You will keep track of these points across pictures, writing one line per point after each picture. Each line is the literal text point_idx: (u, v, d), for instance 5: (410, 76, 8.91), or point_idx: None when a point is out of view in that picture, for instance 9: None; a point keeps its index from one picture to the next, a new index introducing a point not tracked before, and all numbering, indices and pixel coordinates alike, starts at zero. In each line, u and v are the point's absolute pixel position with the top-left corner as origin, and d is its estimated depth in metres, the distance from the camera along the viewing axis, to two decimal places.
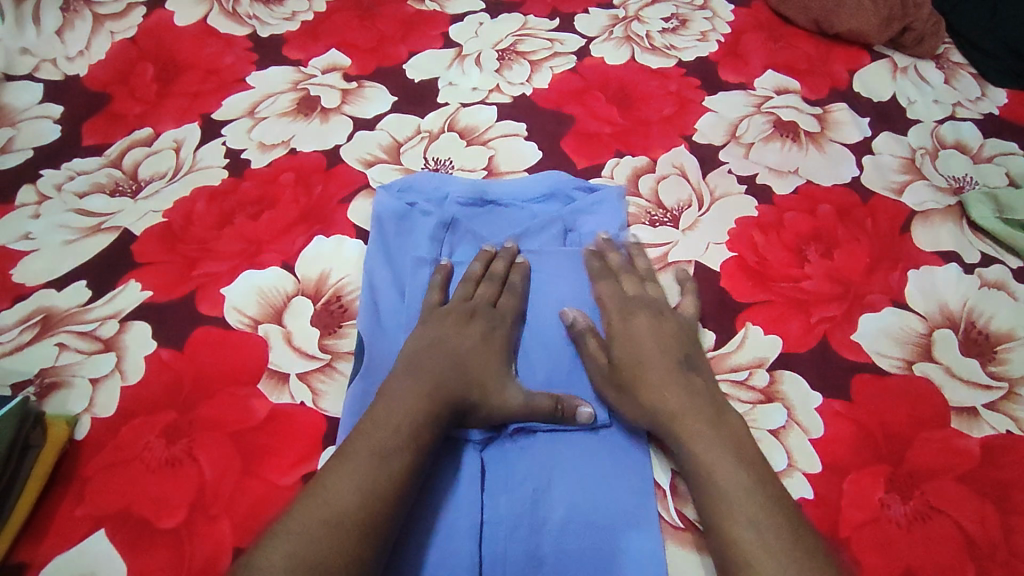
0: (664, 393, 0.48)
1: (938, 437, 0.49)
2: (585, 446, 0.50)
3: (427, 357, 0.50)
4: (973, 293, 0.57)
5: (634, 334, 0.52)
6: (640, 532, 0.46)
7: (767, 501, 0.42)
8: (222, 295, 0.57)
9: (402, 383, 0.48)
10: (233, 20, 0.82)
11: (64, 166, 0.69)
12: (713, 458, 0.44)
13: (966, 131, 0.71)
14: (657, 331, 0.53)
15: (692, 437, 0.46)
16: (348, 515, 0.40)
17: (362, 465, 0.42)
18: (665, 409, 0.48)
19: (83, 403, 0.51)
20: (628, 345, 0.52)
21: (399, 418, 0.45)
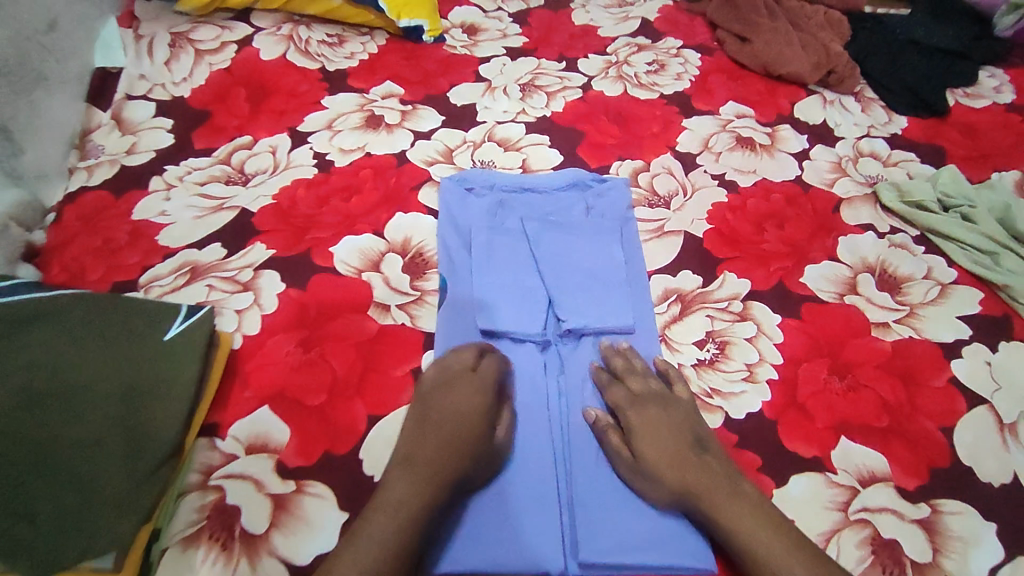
0: (679, 466, 0.58)
1: (862, 341, 0.69)
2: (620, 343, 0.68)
3: (427, 443, 0.58)
4: (885, 250, 0.79)
5: (651, 446, 0.59)
6: None
7: (793, 545, 0.52)
8: (331, 252, 0.74)
9: (410, 456, 0.57)
10: (307, 57, 1.02)
11: (182, 163, 0.86)
12: (739, 516, 0.54)
13: (878, 145, 0.94)
14: (653, 405, 0.62)
15: (729, 503, 0.55)
16: (390, 542, 0.51)
17: (378, 521, 0.52)
18: (696, 492, 0.56)
19: (234, 324, 0.68)
20: (649, 448, 0.59)
21: (421, 481, 0.55)
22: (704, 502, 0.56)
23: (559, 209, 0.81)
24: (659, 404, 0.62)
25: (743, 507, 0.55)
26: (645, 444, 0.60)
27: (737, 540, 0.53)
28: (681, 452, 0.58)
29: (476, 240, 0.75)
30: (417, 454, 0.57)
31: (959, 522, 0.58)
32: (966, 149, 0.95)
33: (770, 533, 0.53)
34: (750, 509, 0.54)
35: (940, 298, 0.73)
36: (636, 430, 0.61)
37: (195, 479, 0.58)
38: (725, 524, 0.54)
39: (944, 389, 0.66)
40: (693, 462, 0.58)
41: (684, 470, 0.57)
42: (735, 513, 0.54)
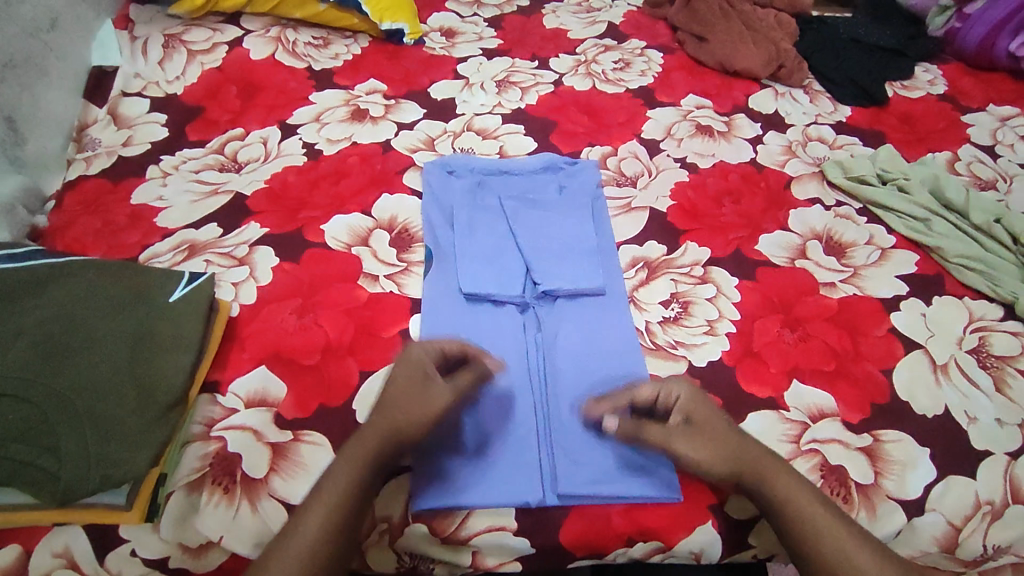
0: (731, 457, 0.60)
1: (812, 298, 0.76)
2: (592, 302, 0.74)
3: (370, 435, 0.58)
4: (832, 220, 0.86)
5: (703, 440, 0.60)
6: (634, 357, 0.70)
7: (840, 526, 0.56)
8: (322, 229, 0.79)
9: (344, 449, 0.58)
10: (294, 57, 1.07)
11: (177, 154, 0.91)
12: (800, 501, 0.57)
13: (825, 131, 1.03)
14: (702, 405, 0.62)
15: (778, 484, 0.58)
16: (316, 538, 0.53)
17: (305, 520, 0.54)
18: (753, 481, 0.59)
19: (231, 294, 0.72)
20: (700, 439, 0.60)
21: (344, 476, 0.56)
22: (775, 493, 0.58)
23: (535, 189, 0.88)
24: (706, 404, 0.62)
25: (798, 493, 0.58)
26: (699, 439, 0.60)
27: (795, 525, 0.57)
28: (732, 444, 0.60)
29: (456, 217, 0.81)
30: (385, 418, 0.59)
31: (898, 449, 0.64)
32: (903, 134, 1.04)
33: (820, 510, 0.57)
34: (808, 498, 0.58)
35: (881, 261, 0.81)
36: (693, 418, 0.62)
37: (197, 429, 0.62)
38: (785, 507, 0.58)
39: (883, 337, 0.72)
40: (748, 457, 0.60)
41: (736, 460, 0.60)
42: (795, 493, 0.58)
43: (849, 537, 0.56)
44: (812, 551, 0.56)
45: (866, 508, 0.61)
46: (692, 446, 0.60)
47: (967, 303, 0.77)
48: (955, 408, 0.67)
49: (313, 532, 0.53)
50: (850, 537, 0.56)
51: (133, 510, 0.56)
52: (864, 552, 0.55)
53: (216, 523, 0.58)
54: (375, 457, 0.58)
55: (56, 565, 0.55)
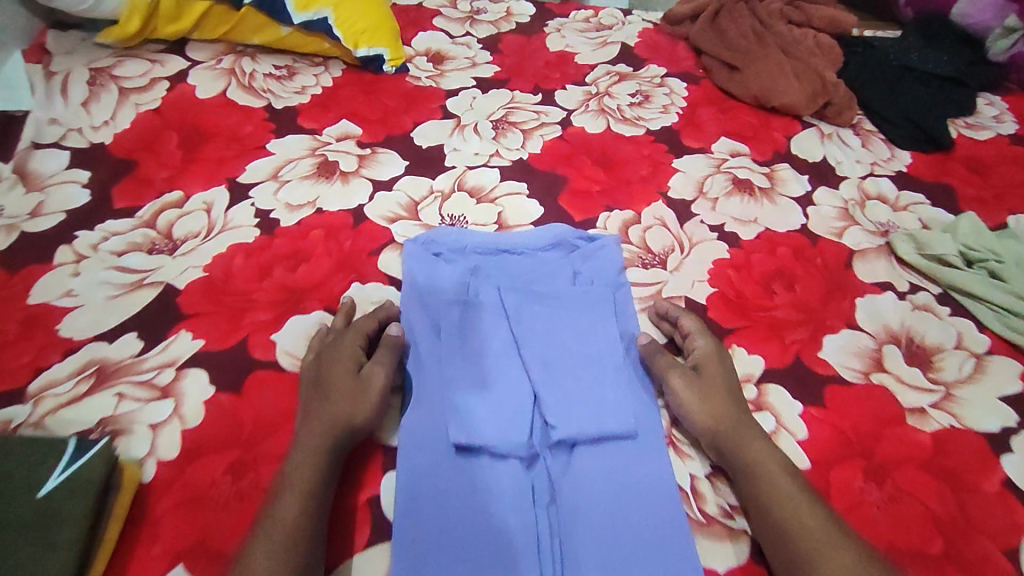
0: (717, 412, 0.58)
1: (897, 433, 0.60)
2: (621, 451, 0.58)
3: (327, 396, 0.57)
4: (908, 316, 0.70)
5: (704, 390, 0.60)
6: (682, 537, 0.54)
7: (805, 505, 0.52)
8: (273, 340, 0.63)
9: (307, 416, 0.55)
10: (251, 93, 0.89)
11: (98, 227, 0.73)
12: (769, 466, 0.55)
13: (885, 186, 0.87)
14: (712, 358, 0.62)
15: (750, 449, 0.56)
16: (293, 519, 0.49)
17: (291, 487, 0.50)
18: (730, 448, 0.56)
19: (145, 447, 0.55)
20: (693, 390, 0.60)
21: (315, 437, 0.54)
22: (746, 453, 0.56)
23: (546, 271, 0.70)
24: (716, 360, 0.62)
25: (774, 470, 0.54)
26: (692, 391, 0.60)
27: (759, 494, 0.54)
28: (723, 409, 0.58)
29: (446, 323, 0.64)
30: (366, 378, 0.58)
31: None
32: (976, 188, 0.88)
33: (786, 480, 0.54)
34: (776, 481, 0.54)
35: (976, 374, 0.65)
36: (702, 367, 0.62)
37: None
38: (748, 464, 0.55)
39: (996, 493, 0.56)
40: (729, 419, 0.58)
41: (722, 420, 0.58)
42: (763, 464, 0.55)
43: (814, 515, 0.51)
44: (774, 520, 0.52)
45: None
46: (690, 393, 0.60)
47: None
48: None
49: (286, 503, 0.50)
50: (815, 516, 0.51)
51: None
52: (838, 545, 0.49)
53: None
54: (356, 414, 0.56)
55: None
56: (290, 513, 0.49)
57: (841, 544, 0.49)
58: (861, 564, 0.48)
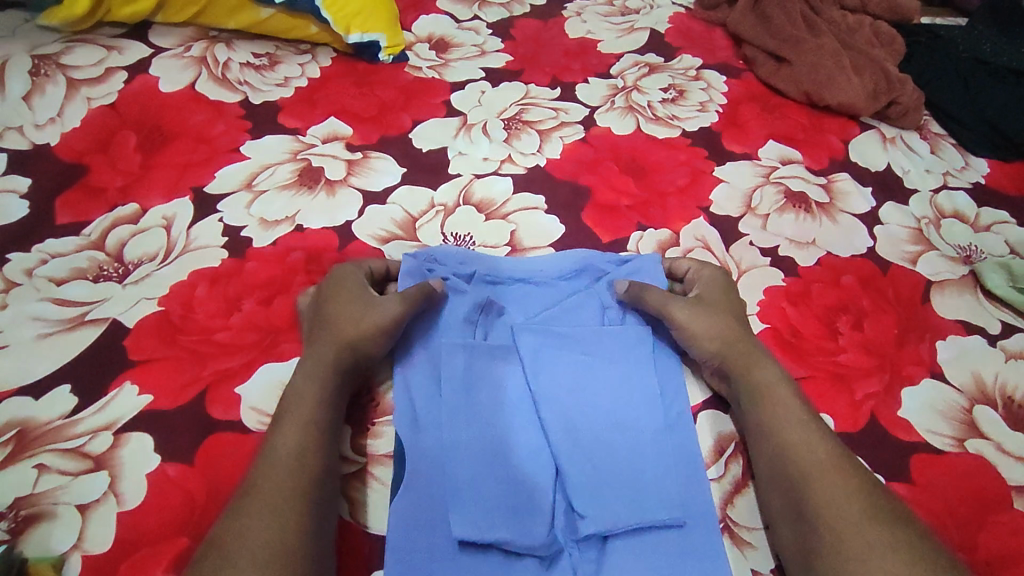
0: (730, 336, 0.53)
1: (1005, 519, 0.49)
2: (666, 546, 0.46)
3: (332, 332, 0.51)
4: (1002, 366, 0.58)
5: (709, 312, 0.55)
6: None
7: (805, 424, 0.48)
8: (238, 394, 0.51)
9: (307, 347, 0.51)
10: (223, 86, 0.77)
11: (35, 247, 0.61)
12: (781, 396, 0.50)
13: (960, 201, 0.74)
14: (716, 287, 0.58)
15: (760, 374, 0.51)
16: (301, 455, 0.44)
17: (282, 433, 0.45)
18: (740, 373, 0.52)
19: (71, 538, 0.43)
20: (705, 312, 0.55)
21: (314, 366, 0.49)
22: (756, 380, 0.51)
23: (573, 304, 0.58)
24: (723, 290, 0.58)
25: (788, 400, 0.49)
26: (702, 321, 0.54)
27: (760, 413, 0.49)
28: (735, 333, 0.53)
29: (449, 372, 0.52)
30: (377, 301, 0.53)
31: None
32: None
33: (798, 407, 0.49)
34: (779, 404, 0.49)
35: None
36: (704, 295, 0.57)
37: None
38: (759, 394, 0.50)
39: None
40: (742, 342, 0.53)
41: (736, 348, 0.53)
42: (766, 383, 0.51)
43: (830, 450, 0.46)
44: (774, 440, 0.48)
45: None
46: (699, 320, 0.54)
47: None
48: None
49: (289, 427, 0.46)
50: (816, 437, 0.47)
51: None
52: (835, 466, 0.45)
53: None
54: (362, 336, 0.51)
55: None
56: (294, 451, 0.44)
57: (840, 466, 0.45)
58: (862, 486, 0.44)
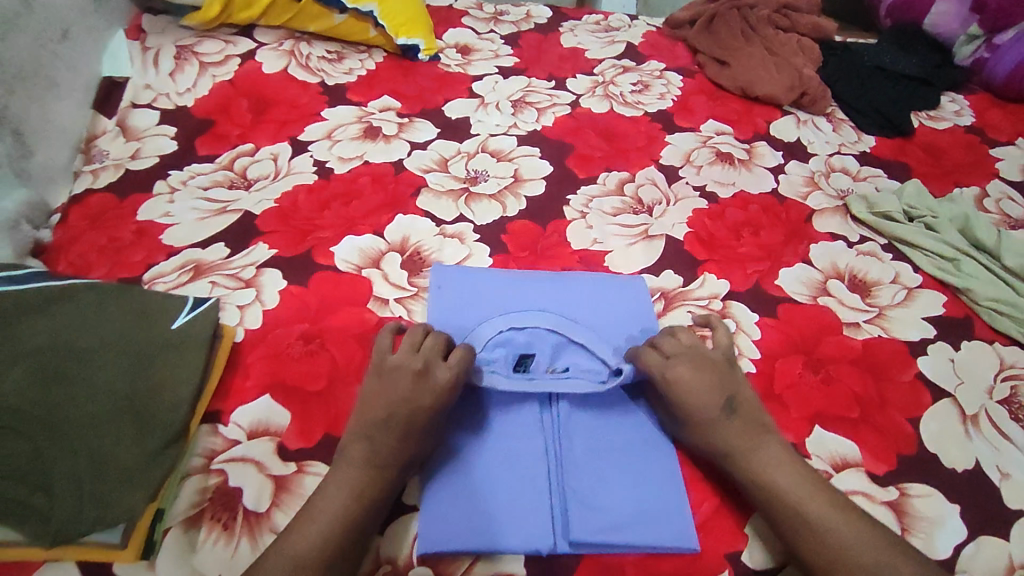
0: (748, 449, 0.59)
1: (836, 339, 0.74)
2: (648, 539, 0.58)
3: (371, 427, 0.58)
4: (853, 259, 0.83)
5: (693, 388, 0.61)
6: None
7: (761, 444, 0.59)
8: (332, 251, 0.77)
9: (353, 437, 0.58)
10: (308, 71, 1.06)
11: (186, 169, 0.89)
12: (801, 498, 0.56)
13: (849, 162, 1.01)
14: (704, 371, 0.62)
15: (731, 440, 0.60)
16: (330, 528, 0.52)
17: (319, 505, 0.53)
18: (715, 446, 0.60)
19: (236, 319, 0.70)
20: (706, 403, 0.61)
21: (367, 453, 0.56)
22: (777, 484, 0.57)
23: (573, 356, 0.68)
24: (693, 360, 0.63)
25: (814, 506, 0.56)
26: (693, 401, 0.61)
27: (725, 454, 0.60)
28: (712, 415, 0.60)
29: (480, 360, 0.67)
30: (417, 394, 0.59)
31: (925, 504, 0.61)
32: (929, 166, 1.02)
33: (818, 510, 0.55)
34: (744, 441, 0.59)
35: (906, 301, 0.79)
36: (678, 375, 0.62)
37: (198, 462, 0.59)
38: (777, 498, 0.57)
39: (911, 383, 0.70)
40: (714, 415, 0.60)
41: (709, 431, 0.60)
42: (728, 439, 0.60)
43: (855, 545, 0.53)
44: (804, 519, 0.55)
45: None
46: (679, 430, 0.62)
47: (997, 350, 0.74)
48: (986, 462, 0.64)
49: (323, 505, 0.53)
50: (778, 450, 0.59)
51: (127, 548, 0.52)
52: (790, 472, 0.58)
53: (214, 561, 0.53)
54: (399, 437, 0.57)
55: None
56: (327, 522, 0.53)
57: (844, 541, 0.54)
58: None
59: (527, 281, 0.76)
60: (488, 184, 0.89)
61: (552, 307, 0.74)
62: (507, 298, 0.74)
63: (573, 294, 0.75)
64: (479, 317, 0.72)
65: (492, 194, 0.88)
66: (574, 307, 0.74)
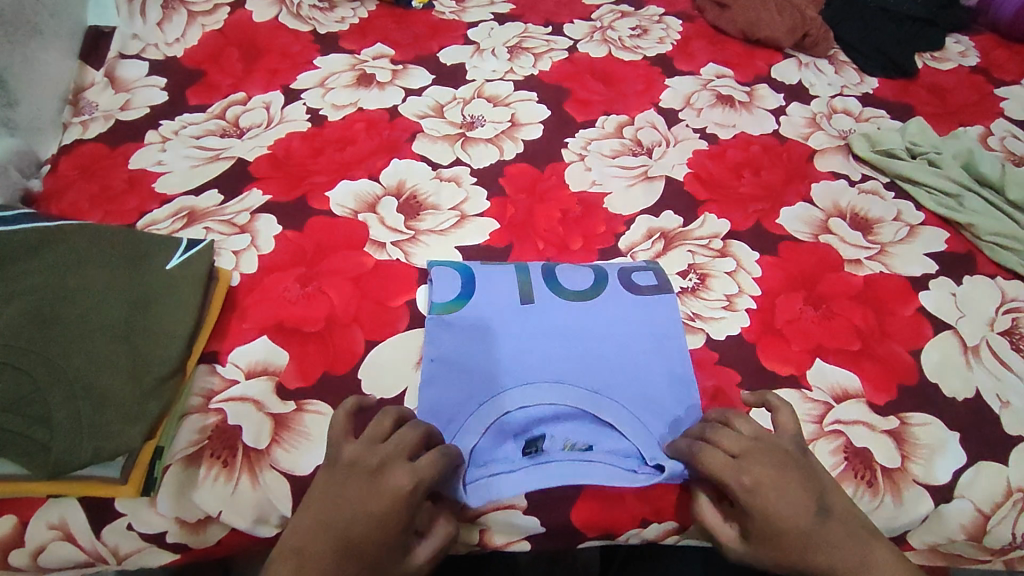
0: (802, 544, 0.50)
1: (837, 275, 0.73)
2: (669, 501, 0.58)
3: (329, 531, 0.49)
4: (855, 197, 0.82)
5: (772, 491, 0.52)
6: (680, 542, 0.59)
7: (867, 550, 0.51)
8: (328, 196, 0.76)
9: (308, 538, 0.49)
10: (298, 19, 1.03)
11: (177, 119, 0.87)
12: None
13: (851, 103, 0.99)
14: (777, 468, 0.53)
15: (838, 557, 0.50)
16: None
17: None
18: (805, 560, 0.50)
19: (231, 263, 0.69)
20: (772, 509, 0.51)
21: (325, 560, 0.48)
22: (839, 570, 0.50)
23: (600, 436, 0.60)
24: (769, 458, 0.53)
25: None
26: (767, 501, 0.51)
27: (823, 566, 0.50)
28: (807, 524, 0.51)
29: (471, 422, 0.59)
30: (390, 489, 0.50)
31: (925, 432, 0.61)
32: (933, 106, 1.00)
33: None
34: (850, 550, 0.50)
35: (909, 238, 0.78)
36: (748, 479, 0.52)
37: (196, 402, 0.58)
38: None
39: (913, 317, 0.70)
40: (808, 522, 0.51)
41: (812, 545, 0.50)
42: (836, 555, 0.50)
43: None
44: None
45: (892, 492, 0.58)
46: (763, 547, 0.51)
47: (999, 283, 0.74)
48: (987, 391, 0.64)
49: None
50: (889, 556, 0.51)
51: (128, 484, 0.52)
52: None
53: (215, 497, 0.54)
54: (366, 540, 0.48)
55: (51, 537, 0.52)
56: None
57: None
58: None
59: (531, 324, 0.65)
60: (485, 129, 0.88)
61: (569, 364, 0.62)
62: (512, 356, 0.62)
63: (588, 337, 0.64)
64: (489, 364, 0.62)
65: (489, 139, 0.86)
66: (594, 355, 0.63)
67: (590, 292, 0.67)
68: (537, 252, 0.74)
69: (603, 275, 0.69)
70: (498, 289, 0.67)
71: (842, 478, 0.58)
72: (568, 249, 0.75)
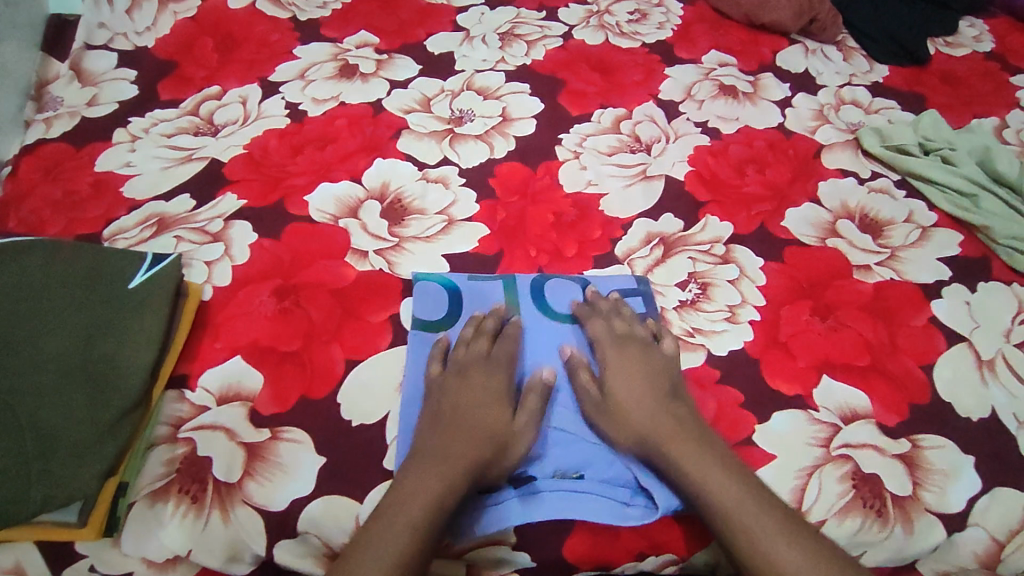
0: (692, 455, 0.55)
1: (846, 283, 0.69)
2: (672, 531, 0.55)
3: (445, 445, 0.55)
4: (865, 197, 0.78)
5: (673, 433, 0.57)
6: None
7: (767, 506, 0.52)
8: (306, 201, 0.72)
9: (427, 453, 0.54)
10: (277, 5, 0.97)
11: (148, 115, 0.82)
12: (733, 503, 0.52)
13: (860, 94, 0.94)
14: (663, 416, 0.58)
15: (681, 448, 0.55)
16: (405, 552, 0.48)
17: (395, 514, 0.49)
18: (656, 435, 0.57)
19: (203, 276, 0.65)
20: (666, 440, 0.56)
21: (438, 474, 0.52)
22: (688, 474, 0.54)
23: (591, 461, 0.57)
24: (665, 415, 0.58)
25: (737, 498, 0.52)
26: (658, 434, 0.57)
27: (689, 483, 0.54)
28: (656, 398, 0.59)
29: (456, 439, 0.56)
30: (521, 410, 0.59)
31: (939, 456, 0.58)
32: (946, 96, 0.95)
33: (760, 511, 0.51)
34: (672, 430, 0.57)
35: (921, 241, 0.74)
36: (649, 428, 0.57)
37: (164, 431, 0.55)
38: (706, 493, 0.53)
39: (925, 328, 0.66)
40: (690, 441, 0.56)
41: (684, 454, 0.55)
42: (677, 446, 0.56)
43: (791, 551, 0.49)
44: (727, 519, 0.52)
45: (902, 523, 0.55)
46: (613, 427, 0.58)
47: (1016, 291, 0.70)
48: (1003, 410, 0.61)
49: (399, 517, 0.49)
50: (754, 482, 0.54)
51: (87, 528, 0.48)
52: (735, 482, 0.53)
53: (181, 536, 0.50)
54: (469, 457, 0.54)
55: None
56: (404, 532, 0.48)
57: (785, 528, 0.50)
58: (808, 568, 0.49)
59: (524, 347, 0.63)
60: (474, 125, 0.83)
61: (560, 387, 0.60)
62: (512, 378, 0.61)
63: (577, 359, 0.62)
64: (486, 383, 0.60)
65: (478, 135, 0.81)
66: (579, 377, 0.61)
67: (579, 317, 0.65)
68: (528, 259, 0.70)
69: (591, 295, 0.66)
70: (483, 309, 0.65)
71: (851, 508, 0.55)
72: (561, 256, 0.71)
